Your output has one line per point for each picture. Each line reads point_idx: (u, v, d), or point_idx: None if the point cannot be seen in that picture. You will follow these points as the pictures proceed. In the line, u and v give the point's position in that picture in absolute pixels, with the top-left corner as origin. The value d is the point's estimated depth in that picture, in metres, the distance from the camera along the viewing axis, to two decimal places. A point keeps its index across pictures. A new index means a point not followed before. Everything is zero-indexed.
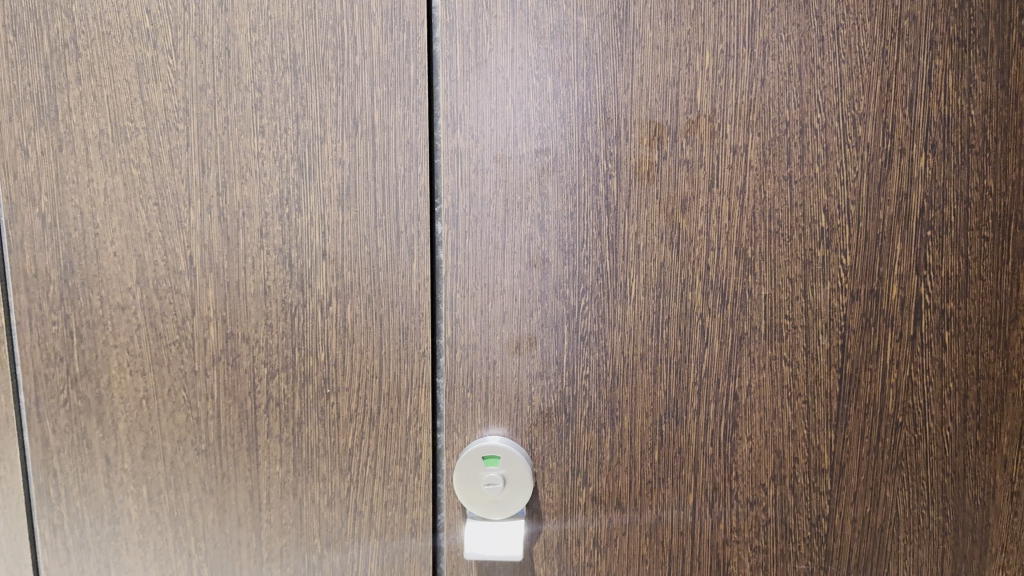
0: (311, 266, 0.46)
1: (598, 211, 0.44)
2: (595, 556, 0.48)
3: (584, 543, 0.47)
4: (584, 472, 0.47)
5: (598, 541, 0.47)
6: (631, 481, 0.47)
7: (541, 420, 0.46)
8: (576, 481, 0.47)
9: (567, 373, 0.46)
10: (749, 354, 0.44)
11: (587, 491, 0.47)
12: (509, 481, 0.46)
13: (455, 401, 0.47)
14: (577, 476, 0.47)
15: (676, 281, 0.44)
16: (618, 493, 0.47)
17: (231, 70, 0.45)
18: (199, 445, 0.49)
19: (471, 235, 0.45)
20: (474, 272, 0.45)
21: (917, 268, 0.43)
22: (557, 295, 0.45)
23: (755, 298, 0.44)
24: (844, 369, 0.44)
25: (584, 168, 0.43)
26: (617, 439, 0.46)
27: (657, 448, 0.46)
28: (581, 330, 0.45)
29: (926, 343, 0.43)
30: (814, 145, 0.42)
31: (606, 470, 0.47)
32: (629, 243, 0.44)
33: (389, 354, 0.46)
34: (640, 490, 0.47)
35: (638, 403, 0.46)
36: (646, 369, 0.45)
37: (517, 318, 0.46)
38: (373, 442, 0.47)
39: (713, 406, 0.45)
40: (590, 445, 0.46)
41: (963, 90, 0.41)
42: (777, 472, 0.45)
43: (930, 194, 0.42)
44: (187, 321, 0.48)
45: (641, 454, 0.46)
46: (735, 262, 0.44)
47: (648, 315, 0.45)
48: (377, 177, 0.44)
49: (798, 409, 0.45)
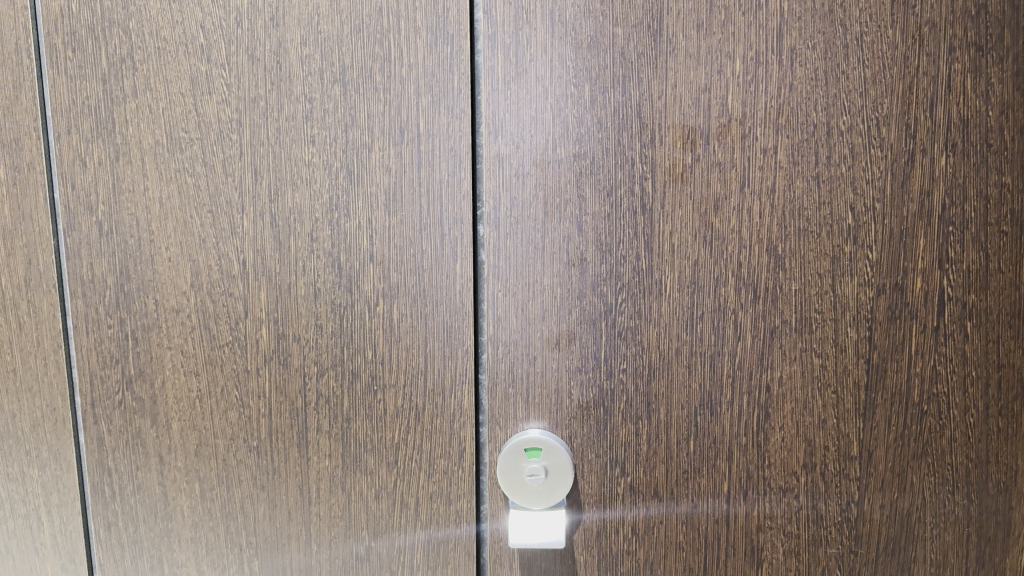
0: (359, 268, 0.48)
1: (634, 211, 0.46)
2: (633, 544, 0.50)
3: (623, 532, 0.49)
4: (622, 462, 0.49)
5: (636, 529, 0.49)
6: (668, 471, 0.49)
7: (581, 413, 0.49)
8: (614, 471, 0.49)
9: (605, 367, 0.48)
10: (780, 346, 0.47)
11: (625, 481, 0.49)
12: (550, 473, 0.48)
13: (497, 395, 0.49)
14: (615, 467, 0.49)
15: (709, 277, 0.46)
16: (655, 482, 0.49)
17: (282, 83, 0.47)
18: (251, 443, 0.51)
19: (512, 237, 0.47)
20: (516, 272, 0.47)
21: (940, 262, 0.45)
22: (596, 293, 0.47)
23: (785, 293, 0.46)
24: (872, 360, 0.46)
25: (620, 171, 0.46)
26: (654, 430, 0.48)
27: (692, 438, 0.48)
28: (619, 326, 0.47)
29: (950, 334, 0.45)
30: (840, 146, 0.44)
31: (643, 460, 0.49)
32: (663, 241, 0.46)
33: (435, 352, 0.48)
34: (676, 479, 0.49)
35: (674, 395, 0.48)
36: (681, 362, 0.47)
37: (558, 315, 0.48)
38: (419, 437, 0.49)
39: (744, 397, 0.47)
40: (628, 436, 0.49)
41: (980, 93, 0.43)
42: (808, 460, 0.48)
43: (950, 192, 0.44)
44: (239, 323, 0.50)
45: (677, 444, 0.48)
46: (766, 259, 0.46)
47: (682, 311, 0.47)
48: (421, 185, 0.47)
49: (827, 399, 0.47)
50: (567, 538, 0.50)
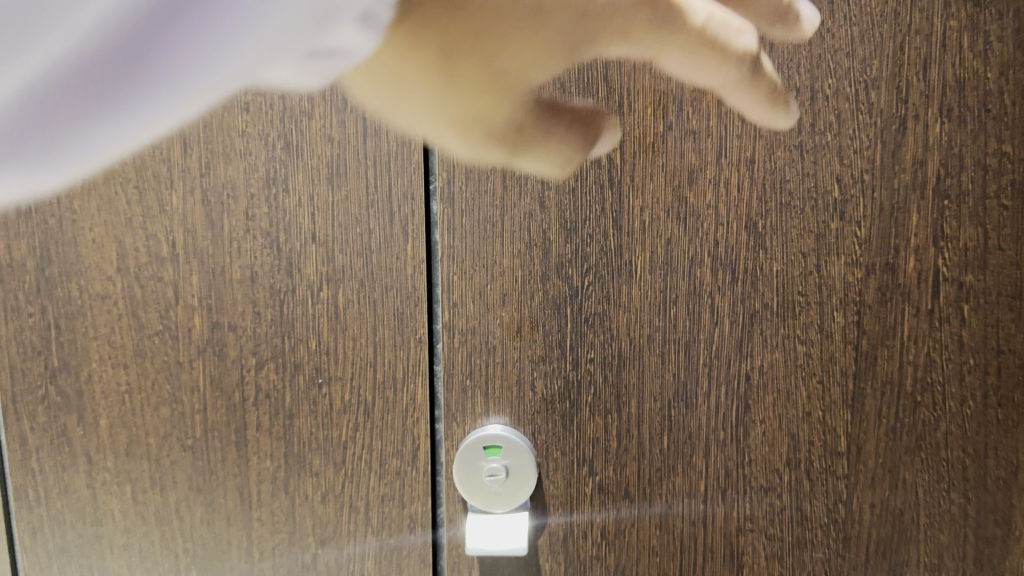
0: (300, 249, 0.44)
1: (601, 185, 0.42)
2: (603, 549, 0.46)
3: (592, 536, 0.46)
4: (589, 460, 0.45)
5: (606, 532, 0.46)
6: (639, 469, 0.45)
7: (545, 407, 0.45)
8: (582, 470, 0.45)
9: (571, 357, 0.44)
10: (760, 333, 0.43)
11: (593, 481, 0.45)
12: (511, 473, 0.44)
13: (453, 388, 0.45)
14: (582, 465, 0.45)
15: (683, 258, 0.42)
16: (626, 482, 0.45)
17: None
18: (186, 441, 0.47)
19: (469, 214, 0.43)
20: (473, 252, 0.43)
21: (934, 238, 0.41)
22: (560, 275, 0.43)
23: (766, 274, 0.42)
24: (861, 347, 0.42)
25: None
26: (624, 424, 0.44)
27: (666, 434, 0.44)
28: (585, 312, 0.43)
29: (945, 318, 0.41)
30: (825, 112, 0.40)
31: (613, 458, 0.45)
32: (633, 218, 0.42)
33: (384, 341, 0.44)
34: (649, 479, 0.45)
35: (646, 386, 0.44)
36: (653, 351, 0.44)
37: (519, 300, 0.44)
38: (368, 435, 0.45)
39: (722, 388, 0.44)
40: (596, 432, 0.45)
41: (978, 52, 0.39)
42: (792, 456, 0.44)
43: (945, 162, 0.40)
44: (170, 311, 0.45)
45: (649, 440, 0.45)
46: (745, 237, 0.42)
47: (655, 294, 0.43)
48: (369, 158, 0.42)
49: (812, 390, 0.43)
50: (531, 542, 0.46)
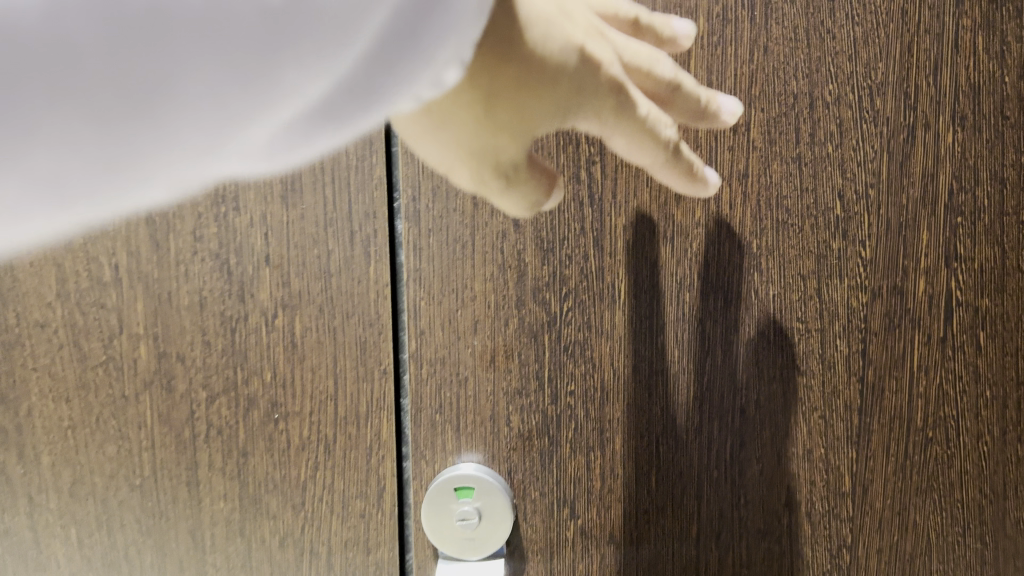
0: (253, 274, 0.40)
1: (580, 202, 0.38)
2: None
3: None
4: (571, 502, 0.41)
5: None
6: (626, 513, 0.41)
7: (522, 444, 0.41)
8: (562, 512, 0.41)
9: (549, 389, 0.40)
10: (756, 363, 0.39)
11: (575, 525, 0.41)
12: (484, 515, 0.41)
13: (421, 424, 0.41)
14: (563, 507, 0.41)
15: (671, 282, 0.39)
16: (610, 525, 0.41)
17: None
18: (134, 481, 0.43)
19: (435, 234, 0.39)
20: (441, 275, 0.40)
21: (946, 259, 0.37)
22: (536, 300, 0.39)
23: (761, 299, 0.38)
24: (867, 379, 0.38)
25: (562, 153, 0.38)
26: (609, 463, 0.41)
27: (654, 473, 0.40)
28: (565, 340, 0.40)
29: (959, 346, 0.38)
30: (826, 120, 0.36)
31: (597, 499, 0.41)
32: (616, 238, 0.38)
33: (346, 373, 0.40)
34: (636, 523, 0.41)
35: (632, 422, 0.40)
36: (640, 383, 0.40)
37: (491, 327, 0.40)
38: (330, 475, 0.41)
39: (714, 423, 0.40)
40: (578, 471, 0.41)
41: (995, 53, 0.35)
42: (791, 498, 0.40)
43: (959, 175, 0.36)
44: (114, 340, 0.41)
45: (636, 481, 0.41)
46: (738, 258, 0.38)
47: (640, 321, 0.39)
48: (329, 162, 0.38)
49: (814, 426, 0.39)
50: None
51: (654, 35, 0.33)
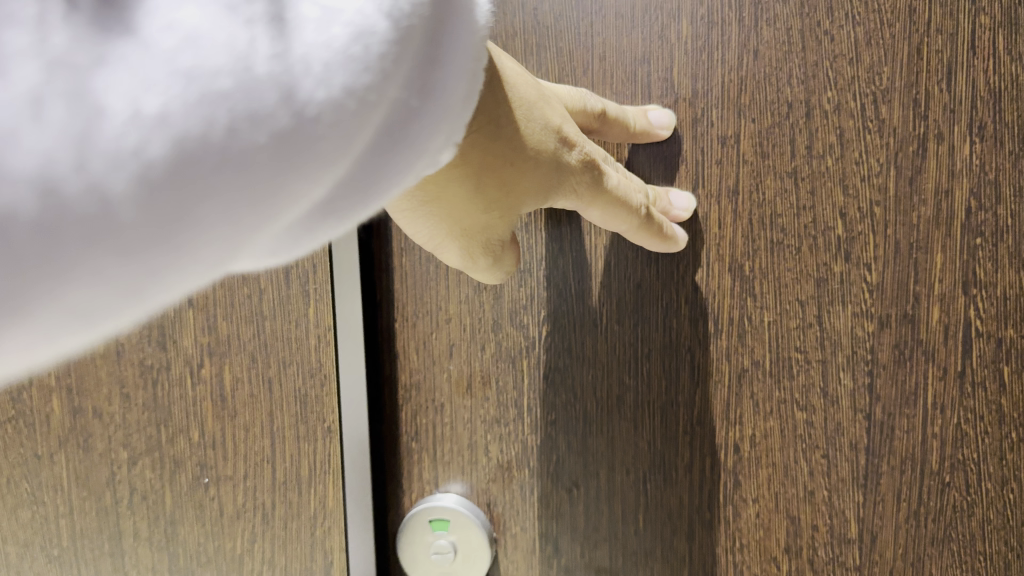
0: (175, 316, 0.36)
1: (558, 220, 0.36)
2: None
3: None
4: (554, 538, 0.39)
5: None
6: (612, 552, 0.38)
7: (500, 475, 0.39)
8: (545, 549, 0.39)
9: (529, 419, 0.38)
10: (751, 397, 0.36)
11: (558, 563, 0.39)
12: (460, 550, 0.39)
13: (397, 452, 0.39)
14: (546, 544, 0.39)
15: (657, 306, 0.36)
16: (596, 564, 0.38)
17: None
18: (51, 550, 0.39)
19: (409, 253, 0.38)
20: (415, 297, 0.38)
21: (964, 284, 0.33)
22: (514, 324, 0.37)
23: (756, 326, 0.35)
24: (874, 416, 0.35)
25: None
26: (593, 499, 0.38)
27: (641, 511, 0.38)
28: (545, 367, 0.37)
29: (979, 382, 0.34)
30: (824, 131, 0.33)
31: (581, 537, 0.38)
32: (597, 258, 0.36)
33: (283, 432, 0.37)
34: (623, 563, 0.38)
35: (617, 455, 0.37)
36: (625, 415, 0.37)
37: (468, 351, 0.38)
38: (270, 547, 0.38)
39: (705, 459, 0.37)
40: (560, 506, 0.38)
41: (1018, 54, 0.31)
42: (791, 543, 0.36)
43: (978, 191, 0.32)
44: (23, 392, 0.38)
45: (622, 518, 0.38)
46: (729, 281, 0.35)
47: (623, 348, 0.36)
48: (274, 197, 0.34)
49: (815, 465, 0.36)
50: None
51: (622, 125, 0.33)
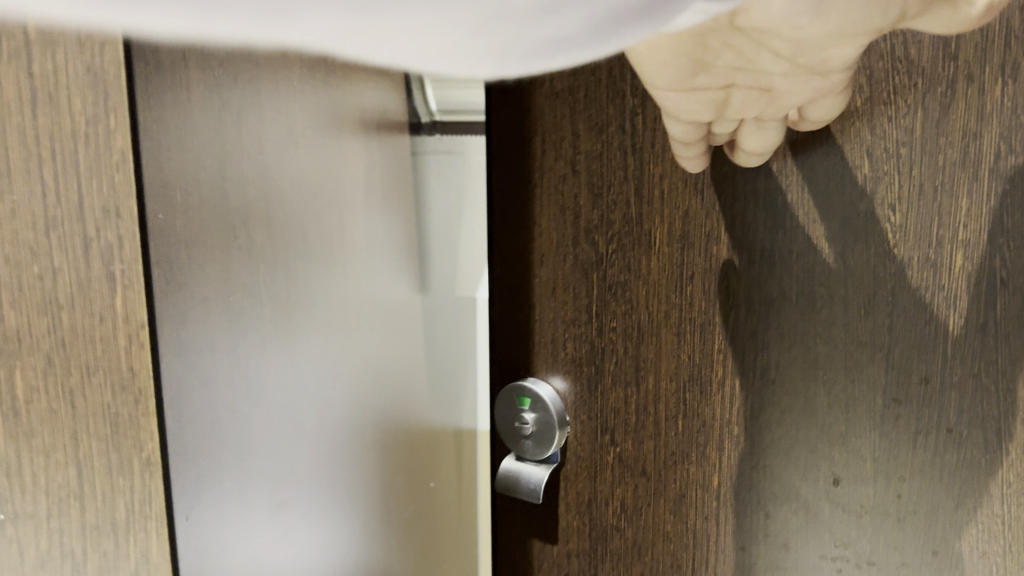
0: None
1: (625, 150, 0.40)
2: (623, 522, 0.45)
3: (613, 506, 0.45)
4: (612, 429, 0.45)
5: (626, 507, 0.45)
6: (656, 450, 0.43)
7: (575, 368, 0.45)
8: (605, 437, 0.45)
9: (597, 323, 0.44)
10: (778, 324, 0.38)
11: (614, 451, 0.45)
12: (540, 423, 0.45)
13: (499, 343, 0.48)
14: (606, 433, 0.45)
15: (700, 233, 0.39)
16: (642, 458, 0.44)
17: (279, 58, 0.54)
18: None
19: (515, 174, 0.45)
20: (516, 211, 0.45)
21: (989, 232, 0.32)
22: (587, 241, 0.43)
23: (785, 259, 0.37)
24: (893, 358, 0.35)
25: (611, 105, 0.40)
26: (642, 400, 0.43)
27: (681, 418, 0.42)
28: (609, 280, 0.43)
29: (1003, 335, 0.32)
30: (854, 72, 0.33)
31: (632, 432, 0.44)
32: (654, 187, 0.40)
33: (92, 463, 0.40)
34: (663, 462, 0.43)
35: (662, 364, 0.42)
36: (671, 329, 0.41)
37: (552, 262, 0.45)
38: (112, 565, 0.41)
39: (735, 379, 0.40)
40: (617, 402, 0.44)
41: None
42: (810, 473, 0.38)
43: (1010, 135, 0.31)
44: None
45: (666, 421, 0.42)
46: (761, 214, 0.37)
47: (671, 267, 0.40)
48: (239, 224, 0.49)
49: (834, 399, 0.37)
50: (551, 500, 0.48)
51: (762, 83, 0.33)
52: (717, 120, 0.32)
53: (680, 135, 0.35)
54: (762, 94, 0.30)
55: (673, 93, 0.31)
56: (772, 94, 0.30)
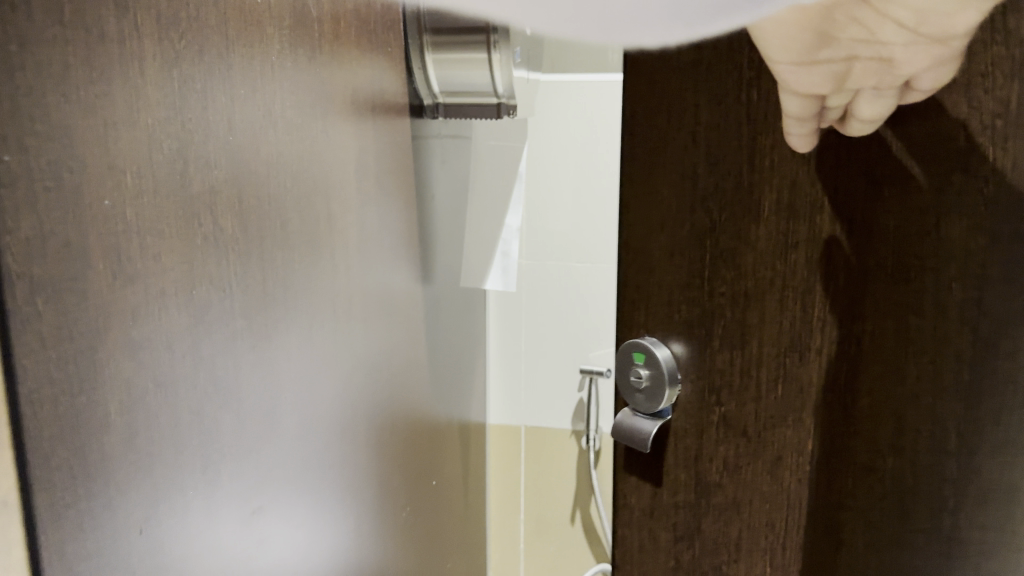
0: None
1: (742, 124, 0.40)
2: (725, 479, 0.46)
3: (716, 464, 0.46)
4: (718, 390, 0.45)
5: (729, 465, 0.46)
6: (757, 413, 0.44)
7: (687, 331, 0.46)
8: (709, 398, 0.46)
9: (708, 289, 0.44)
10: (873, 294, 0.38)
11: (719, 412, 0.45)
12: (650, 380, 0.47)
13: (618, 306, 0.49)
14: (711, 394, 0.45)
15: (807, 203, 0.40)
16: (744, 420, 0.45)
17: (346, 44, 0.57)
18: None
19: (640, 145, 0.45)
20: (640, 177, 0.45)
21: None
22: (703, 210, 0.43)
23: (882, 229, 0.37)
24: (981, 330, 0.34)
25: (733, 80, 0.40)
26: (745, 362, 0.44)
27: (781, 381, 0.42)
28: (722, 246, 0.43)
29: None
30: None
31: (736, 394, 0.44)
32: (766, 158, 0.40)
33: None
34: (763, 424, 0.44)
35: (769, 328, 0.42)
36: (776, 296, 0.42)
37: (668, 229, 0.45)
38: None
39: (831, 344, 0.40)
40: (724, 365, 0.45)
41: None
42: (896, 440, 0.38)
43: None
44: None
45: (767, 384, 0.43)
46: (860, 182, 0.37)
47: (778, 236, 0.41)
48: (313, 210, 0.53)
49: (922, 367, 0.36)
50: (659, 451, 0.48)
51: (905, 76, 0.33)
52: (833, 93, 0.35)
53: (795, 111, 0.37)
54: (880, 64, 0.32)
55: (795, 66, 0.35)
56: (890, 63, 0.32)
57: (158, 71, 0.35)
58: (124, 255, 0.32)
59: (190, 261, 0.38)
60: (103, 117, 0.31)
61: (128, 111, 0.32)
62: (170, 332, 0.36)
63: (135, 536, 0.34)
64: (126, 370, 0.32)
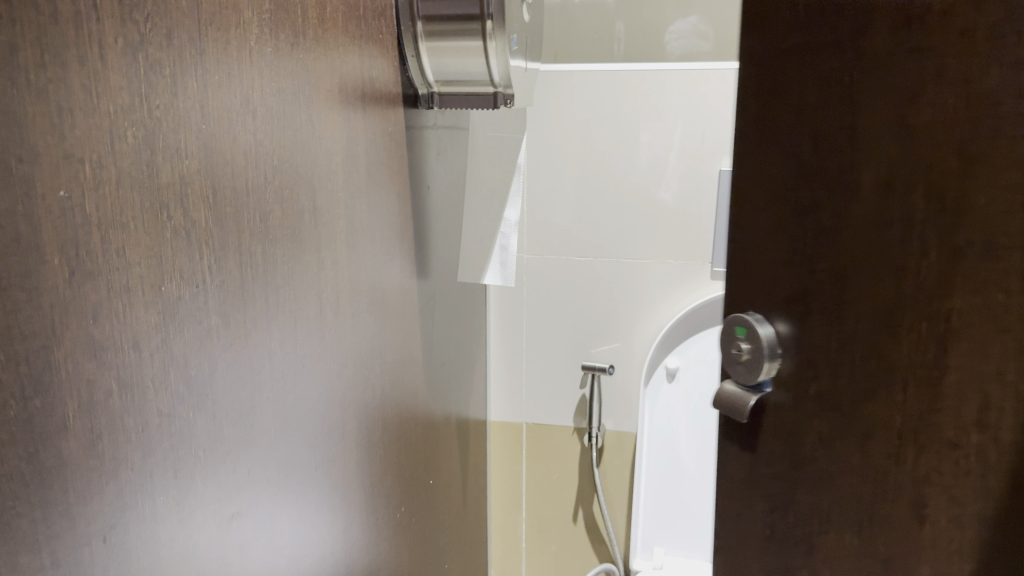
0: None
1: (855, 97, 0.38)
2: (821, 448, 0.43)
3: (815, 435, 0.43)
4: (819, 365, 0.42)
5: (826, 435, 0.42)
6: (853, 389, 0.41)
7: (797, 308, 0.42)
8: (808, 373, 0.43)
9: (812, 264, 0.41)
10: (969, 268, 0.35)
11: (820, 386, 0.42)
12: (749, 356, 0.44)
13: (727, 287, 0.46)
14: (811, 370, 0.42)
15: (917, 173, 0.36)
16: (841, 395, 0.41)
17: (333, 30, 0.55)
18: None
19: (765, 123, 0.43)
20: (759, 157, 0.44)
21: None
22: (819, 177, 0.41)
23: (980, 202, 0.34)
24: None
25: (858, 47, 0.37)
26: (846, 338, 0.40)
27: (879, 356, 0.39)
28: (829, 219, 0.40)
29: None
30: None
31: (837, 369, 0.41)
32: (889, 127, 0.37)
33: None
34: (857, 399, 0.41)
35: (878, 300, 0.39)
36: (877, 270, 0.39)
37: (783, 203, 0.42)
38: None
39: (920, 320, 0.37)
40: (827, 342, 0.41)
41: None
42: (985, 411, 0.36)
43: None
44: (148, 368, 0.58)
45: (867, 358, 0.40)
46: (961, 160, 0.35)
47: (878, 213, 0.38)
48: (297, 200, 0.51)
49: (1003, 344, 0.34)
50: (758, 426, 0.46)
51: None
52: None
53: None
54: None
55: None
56: None
57: (120, 56, 0.33)
58: (81, 248, 0.31)
59: (157, 255, 0.36)
60: (58, 102, 0.30)
61: (84, 97, 0.31)
62: (135, 330, 0.35)
63: (98, 544, 0.33)
64: (87, 370, 0.32)
